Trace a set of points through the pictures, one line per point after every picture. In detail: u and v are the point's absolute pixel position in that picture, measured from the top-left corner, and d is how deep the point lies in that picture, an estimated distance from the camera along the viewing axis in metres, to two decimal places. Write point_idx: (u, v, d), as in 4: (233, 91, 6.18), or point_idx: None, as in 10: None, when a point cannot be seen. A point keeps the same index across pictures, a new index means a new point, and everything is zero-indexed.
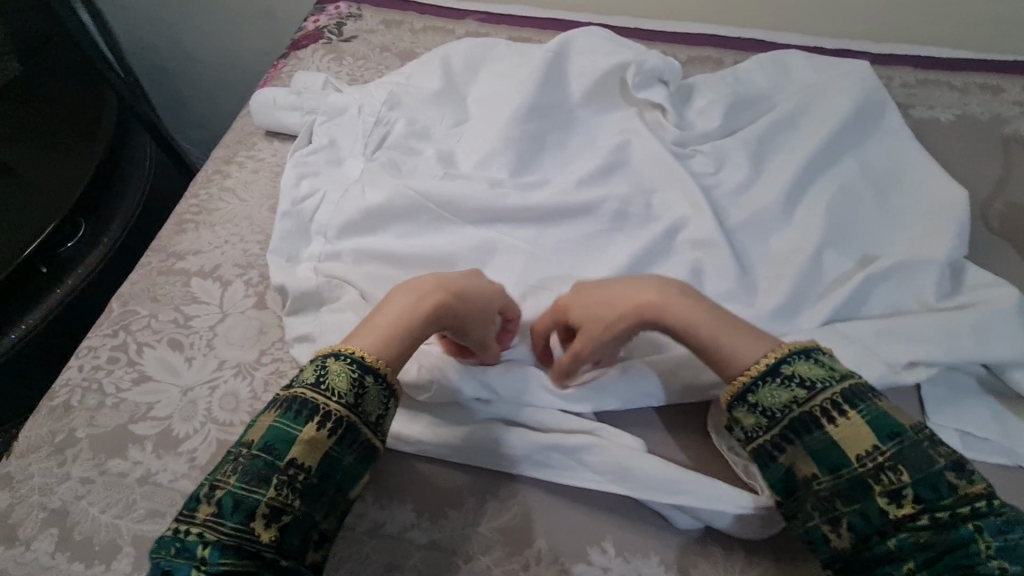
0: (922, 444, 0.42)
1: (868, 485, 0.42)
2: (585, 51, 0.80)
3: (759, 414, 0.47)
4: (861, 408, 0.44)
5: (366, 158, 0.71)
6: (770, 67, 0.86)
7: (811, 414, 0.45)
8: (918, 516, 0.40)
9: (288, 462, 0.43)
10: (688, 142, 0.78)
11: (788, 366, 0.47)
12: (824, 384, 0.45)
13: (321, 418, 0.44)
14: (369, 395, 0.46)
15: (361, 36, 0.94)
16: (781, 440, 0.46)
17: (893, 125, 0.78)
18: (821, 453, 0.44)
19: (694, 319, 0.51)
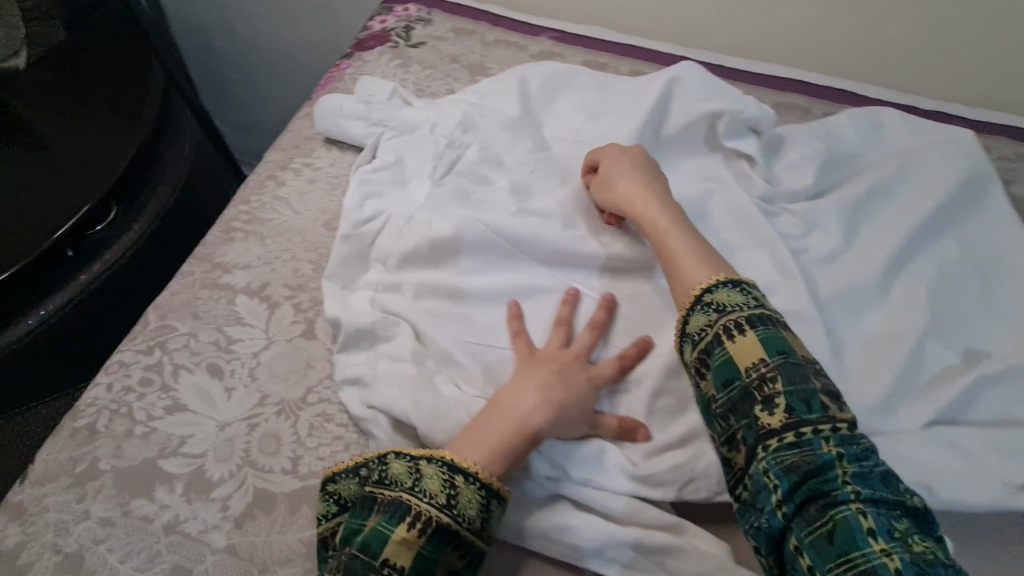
0: (805, 368, 0.44)
1: (751, 396, 0.44)
2: (676, 92, 0.74)
3: (687, 342, 0.49)
4: (759, 328, 0.46)
5: (433, 181, 0.65)
6: (863, 124, 0.81)
7: (715, 334, 0.47)
8: (787, 433, 0.41)
9: (382, 563, 0.40)
10: (776, 199, 0.72)
11: (709, 295, 0.50)
12: (737, 309, 0.48)
13: (415, 518, 0.42)
14: (462, 494, 0.43)
15: (429, 42, 0.89)
16: (699, 368, 0.48)
17: (998, 204, 0.73)
18: (719, 365, 0.46)
19: (670, 241, 0.55)
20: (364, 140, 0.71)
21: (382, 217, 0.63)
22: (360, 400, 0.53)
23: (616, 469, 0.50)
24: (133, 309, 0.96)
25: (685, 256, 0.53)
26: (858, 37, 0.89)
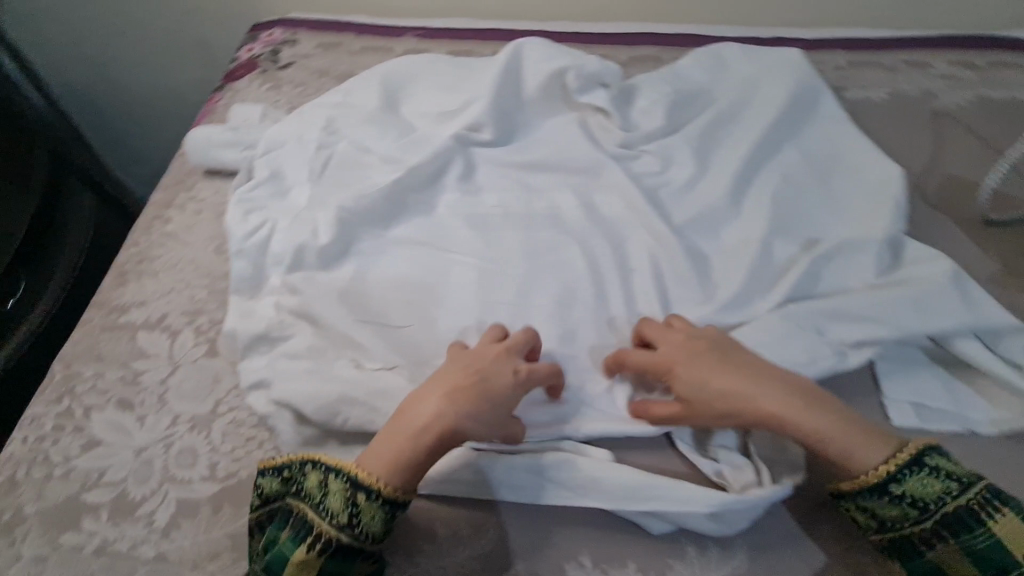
0: None
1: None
2: (528, 59, 0.79)
3: (907, 505, 0.47)
4: (1010, 505, 0.45)
5: (312, 185, 0.70)
6: (708, 62, 0.88)
7: (964, 508, 0.45)
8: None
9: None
10: (632, 143, 0.79)
11: (897, 484, 0.47)
12: (954, 488, 0.46)
13: (315, 539, 0.46)
14: (362, 512, 0.46)
15: (298, 61, 0.92)
16: (931, 535, 0.46)
17: (829, 110, 0.81)
18: (989, 547, 0.44)
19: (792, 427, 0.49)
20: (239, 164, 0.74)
21: (269, 224, 0.67)
22: (264, 401, 0.57)
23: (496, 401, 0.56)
24: None
25: (840, 439, 0.48)
26: None
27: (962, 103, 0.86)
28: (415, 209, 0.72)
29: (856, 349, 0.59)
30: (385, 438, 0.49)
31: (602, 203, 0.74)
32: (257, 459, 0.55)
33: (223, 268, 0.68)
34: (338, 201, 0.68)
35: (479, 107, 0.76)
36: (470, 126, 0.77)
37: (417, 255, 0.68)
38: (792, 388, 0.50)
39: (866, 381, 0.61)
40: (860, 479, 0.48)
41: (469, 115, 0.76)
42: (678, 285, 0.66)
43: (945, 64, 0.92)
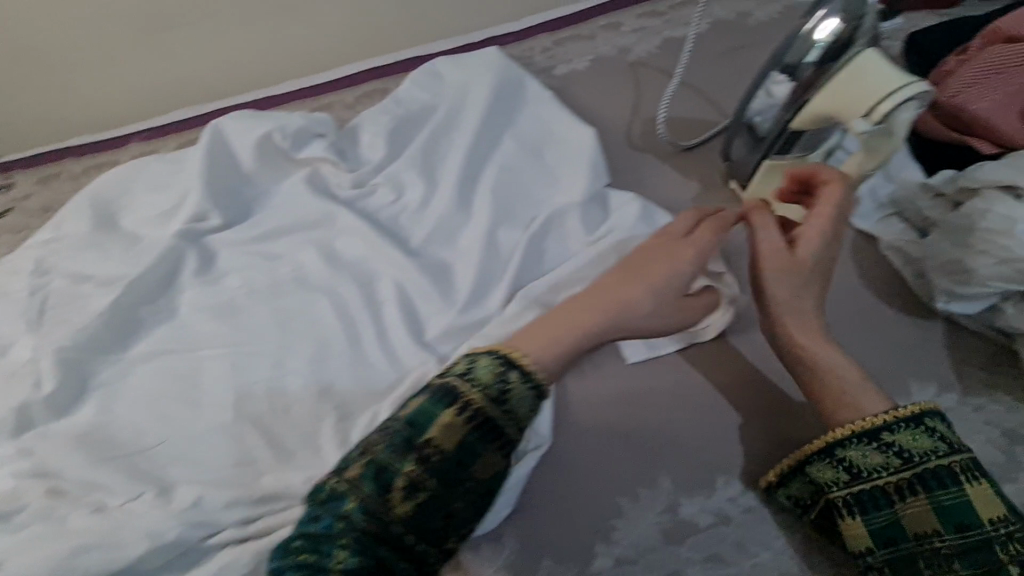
0: None
1: (992, 549, 0.44)
2: (232, 133, 0.79)
3: (888, 453, 0.48)
4: (982, 475, 0.46)
5: (32, 335, 0.67)
6: (423, 81, 0.91)
7: (948, 468, 0.46)
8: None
9: (426, 442, 0.45)
10: (362, 180, 0.81)
11: (890, 434, 0.48)
12: (935, 452, 0.47)
13: (461, 406, 0.46)
14: (509, 375, 0.49)
15: (16, 205, 0.87)
16: (902, 487, 0.47)
17: (533, 94, 0.87)
18: (951, 504, 0.46)
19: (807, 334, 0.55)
20: None
21: None
22: None
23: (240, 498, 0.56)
24: None
25: (838, 368, 0.53)
26: None
27: (653, 50, 0.95)
28: (153, 319, 0.70)
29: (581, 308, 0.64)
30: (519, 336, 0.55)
31: (344, 248, 0.75)
32: None
33: None
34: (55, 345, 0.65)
35: (195, 196, 0.76)
36: (195, 217, 0.76)
37: (164, 366, 0.67)
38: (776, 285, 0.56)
39: None
40: (845, 430, 0.50)
41: (190, 208, 0.76)
42: (422, 301, 0.69)
43: (634, 17, 1.01)
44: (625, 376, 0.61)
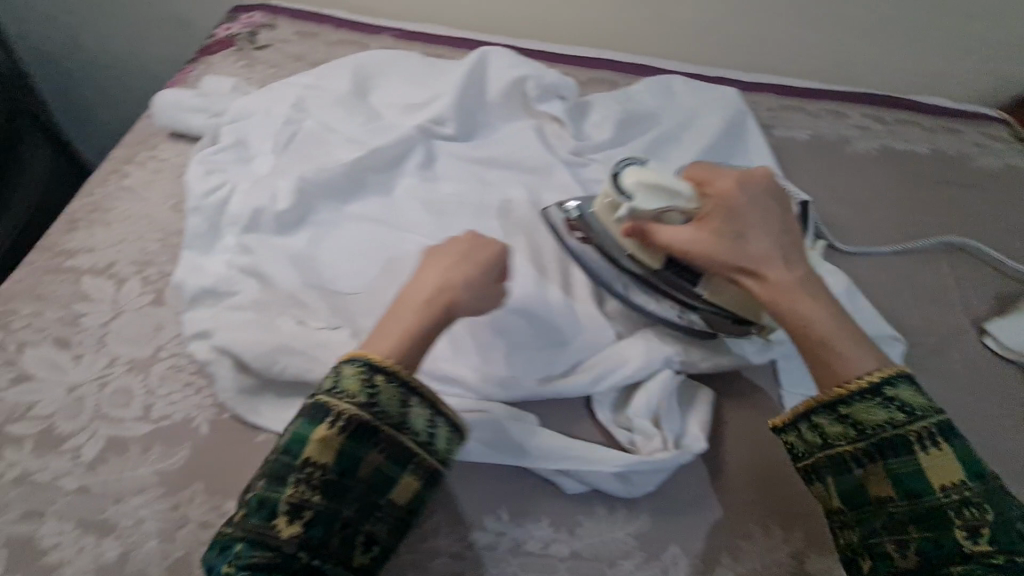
0: (1001, 494, 0.47)
1: (948, 516, 0.46)
2: (494, 65, 0.86)
3: (850, 426, 0.50)
4: (955, 442, 0.48)
5: (276, 155, 0.73)
6: (657, 90, 0.97)
7: (904, 437, 0.48)
8: (993, 555, 0.44)
9: (304, 461, 0.46)
10: (581, 151, 0.86)
11: (891, 388, 0.49)
12: (927, 413, 0.48)
13: (333, 419, 0.46)
14: (415, 414, 0.48)
15: (274, 45, 0.96)
16: (863, 455, 0.50)
17: (751, 144, 0.92)
18: (910, 475, 0.48)
19: (808, 310, 0.54)
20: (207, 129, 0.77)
21: (229, 185, 0.69)
22: (204, 351, 0.58)
23: (418, 367, 0.59)
24: None
25: (838, 334, 0.52)
26: (647, 19, 1.06)
27: (870, 149, 0.98)
28: (372, 187, 0.76)
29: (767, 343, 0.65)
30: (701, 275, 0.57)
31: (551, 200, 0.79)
32: (193, 403, 0.56)
33: (177, 225, 0.69)
34: (297, 173, 0.71)
35: (444, 103, 0.82)
36: (434, 120, 0.82)
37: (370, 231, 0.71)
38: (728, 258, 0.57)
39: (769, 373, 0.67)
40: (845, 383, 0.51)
41: (434, 110, 0.82)
42: None
43: (860, 114, 1.04)
44: None
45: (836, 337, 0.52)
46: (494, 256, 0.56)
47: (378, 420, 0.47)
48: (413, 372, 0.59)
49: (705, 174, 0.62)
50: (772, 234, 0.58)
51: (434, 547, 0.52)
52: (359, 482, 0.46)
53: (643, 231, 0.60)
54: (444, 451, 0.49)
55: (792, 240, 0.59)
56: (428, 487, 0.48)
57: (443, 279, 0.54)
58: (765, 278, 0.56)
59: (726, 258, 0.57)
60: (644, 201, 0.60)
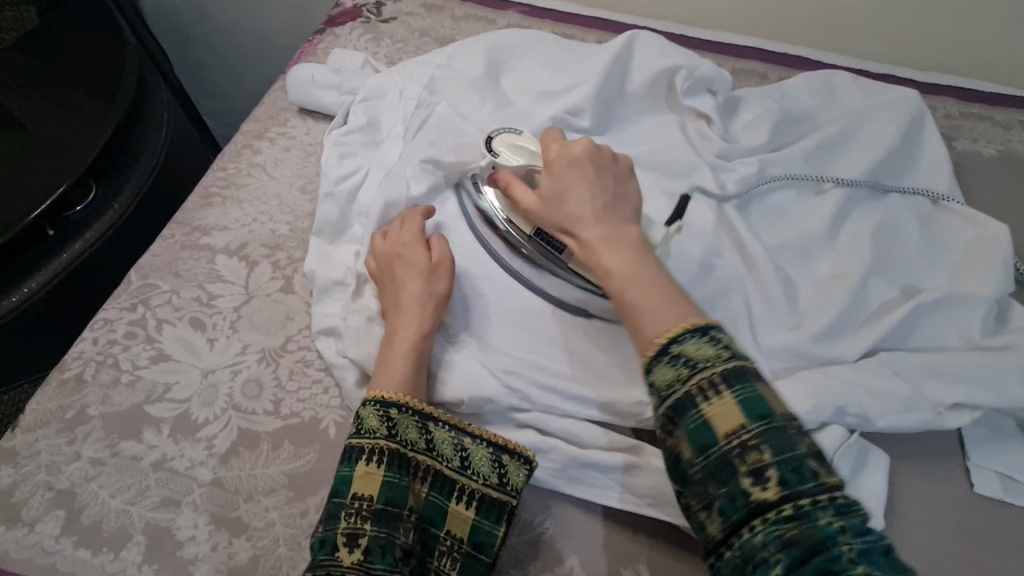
0: (788, 430, 0.40)
1: (733, 464, 0.39)
2: (639, 52, 0.76)
3: (650, 392, 0.44)
4: (735, 388, 0.41)
5: (404, 141, 0.69)
6: (818, 87, 0.81)
7: (688, 393, 0.42)
8: (783, 505, 0.37)
9: (352, 497, 0.44)
10: (732, 153, 0.73)
11: (676, 344, 0.44)
12: (711, 363, 0.42)
13: (368, 453, 0.46)
14: (474, 455, 0.48)
15: (400, 18, 0.91)
16: (663, 423, 0.43)
17: (935, 151, 0.76)
18: (695, 429, 0.41)
19: (610, 259, 0.50)
20: (337, 108, 0.75)
21: (360, 171, 0.66)
22: (332, 350, 0.56)
23: (554, 394, 0.53)
24: (93, 303, 0.83)
25: (650, 304, 0.47)
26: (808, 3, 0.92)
27: None
28: None
29: (949, 409, 0.56)
30: (589, 237, 0.51)
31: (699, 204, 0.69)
32: (321, 403, 0.54)
33: (306, 208, 0.67)
34: (424, 161, 0.65)
35: (585, 90, 0.72)
36: (571, 110, 0.72)
37: None
38: (614, 223, 0.52)
39: (951, 442, 0.58)
40: (669, 331, 0.45)
41: (573, 98, 0.72)
42: (766, 307, 0.62)
43: None
44: (964, 504, 0.55)
45: (634, 286, 0.48)
46: (410, 243, 0.57)
47: (436, 462, 0.48)
48: (549, 399, 0.53)
49: (551, 140, 0.57)
50: (598, 186, 0.54)
51: None
52: (436, 521, 0.47)
53: (501, 183, 0.57)
54: (514, 485, 0.48)
55: (619, 192, 0.54)
56: (489, 521, 0.47)
57: (391, 279, 0.56)
58: (580, 240, 0.52)
59: (551, 218, 0.54)
60: (508, 159, 0.58)
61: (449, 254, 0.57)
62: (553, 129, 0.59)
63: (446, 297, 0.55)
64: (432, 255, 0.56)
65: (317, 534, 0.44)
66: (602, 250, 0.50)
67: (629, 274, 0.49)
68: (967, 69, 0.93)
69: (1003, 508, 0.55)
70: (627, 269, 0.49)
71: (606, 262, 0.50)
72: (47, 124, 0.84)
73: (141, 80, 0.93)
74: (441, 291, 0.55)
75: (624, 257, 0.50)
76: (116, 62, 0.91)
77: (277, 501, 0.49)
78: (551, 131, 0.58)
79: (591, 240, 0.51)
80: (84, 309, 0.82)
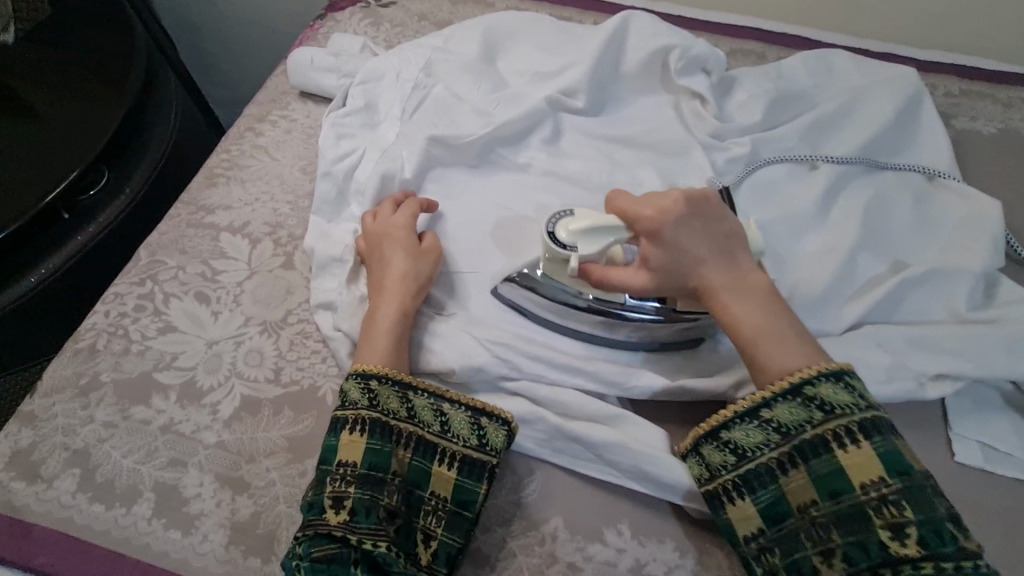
0: (926, 488, 0.44)
1: (868, 516, 0.43)
2: (633, 33, 0.77)
3: (771, 430, 0.47)
4: (875, 440, 0.45)
5: (401, 122, 0.70)
6: (815, 66, 0.81)
7: (822, 436, 0.46)
8: (922, 562, 0.41)
9: (337, 464, 0.48)
10: (725, 131, 0.73)
11: (814, 388, 0.47)
12: (848, 410, 0.46)
13: (351, 424, 0.49)
14: (453, 419, 0.51)
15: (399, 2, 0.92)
16: (785, 460, 0.47)
17: (931, 128, 0.76)
18: (831, 476, 0.45)
19: (739, 312, 0.50)
20: (336, 91, 0.77)
21: (357, 151, 0.68)
22: (330, 322, 0.58)
23: (542, 363, 0.55)
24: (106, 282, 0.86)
25: (785, 354, 0.49)
26: None
27: None
28: (499, 162, 0.70)
29: (932, 380, 0.57)
30: (714, 285, 0.52)
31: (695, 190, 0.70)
32: (320, 371, 0.57)
33: (306, 188, 0.70)
34: (418, 141, 0.66)
35: (579, 71, 0.73)
36: (565, 91, 0.73)
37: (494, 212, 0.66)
38: (735, 268, 0.52)
39: (936, 414, 0.59)
40: (789, 380, 0.48)
41: (567, 80, 0.73)
42: None
43: None
44: (946, 471, 0.56)
45: (766, 335, 0.49)
46: (400, 226, 0.59)
47: (417, 428, 0.50)
48: (534, 370, 0.55)
49: (631, 206, 0.54)
50: (708, 238, 0.53)
51: (551, 554, 0.50)
52: (422, 483, 0.49)
53: (595, 275, 0.53)
54: (492, 446, 0.50)
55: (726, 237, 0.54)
56: (471, 480, 0.49)
57: (378, 258, 0.58)
58: (706, 291, 0.52)
59: (669, 280, 0.52)
60: (586, 245, 0.52)
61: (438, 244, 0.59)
62: (618, 193, 0.55)
63: (428, 280, 0.57)
64: (423, 241, 0.59)
65: (309, 496, 0.48)
66: (732, 303, 0.51)
67: (763, 330, 0.50)
68: (970, 47, 0.92)
69: (984, 475, 0.56)
70: (755, 320, 0.50)
71: (731, 315, 0.51)
72: (60, 110, 0.87)
73: (150, 68, 0.96)
74: (425, 274, 0.57)
75: (758, 307, 0.50)
76: (125, 50, 0.94)
77: (277, 462, 0.52)
78: (619, 198, 0.55)
79: (717, 292, 0.51)
80: (96, 288, 0.85)
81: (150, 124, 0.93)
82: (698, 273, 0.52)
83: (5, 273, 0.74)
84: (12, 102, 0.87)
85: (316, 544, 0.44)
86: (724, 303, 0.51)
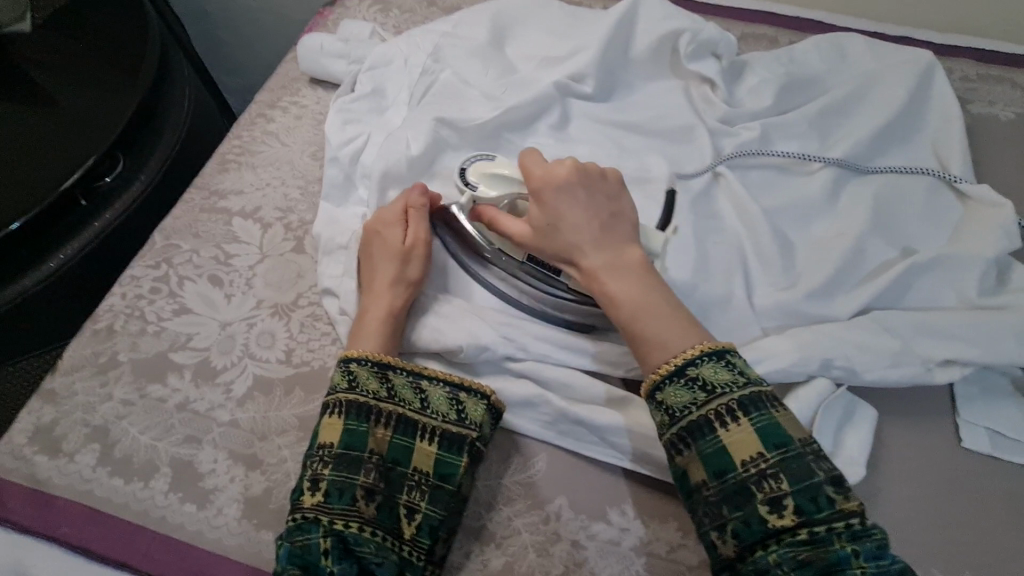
0: (805, 456, 0.44)
1: (750, 490, 0.44)
2: (642, 17, 0.76)
3: (663, 412, 0.48)
4: (753, 416, 0.45)
5: (408, 107, 0.71)
6: (828, 50, 0.79)
7: (705, 417, 0.46)
8: (798, 530, 0.42)
9: (316, 447, 0.49)
10: (734, 117, 0.73)
11: (692, 368, 0.47)
12: (727, 388, 0.46)
13: (330, 407, 0.50)
14: (432, 395, 0.52)
15: None
16: (675, 442, 0.47)
17: (947, 112, 0.74)
18: (712, 453, 0.45)
19: (616, 287, 0.51)
20: (345, 77, 0.77)
21: (365, 137, 0.69)
22: (337, 306, 0.59)
23: (546, 345, 0.56)
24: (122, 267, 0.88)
25: (660, 331, 0.49)
26: None
27: None
28: (507, 147, 0.70)
29: (939, 366, 0.57)
30: (592, 264, 0.53)
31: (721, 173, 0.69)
32: (330, 353, 0.58)
33: (316, 173, 0.70)
34: (424, 126, 0.66)
35: (588, 55, 0.73)
36: (573, 76, 0.73)
37: None
38: (618, 248, 0.53)
39: (944, 401, 0.59)
40: (664, 365, 0.48)
41: (574, 65, 0.73)
42: (762, 268, 0.63)
43: None
44: (952, 458, 0.56)
45: (642, 312, 0.50)
46: (389, 223, 0.58)
47: (397, 406, 0.51)
48: (540, 354, 0.56)
49: (531, 164, 0.57)
50: (590, 211, 0.54)
51: (555, 532, 0.51)
52: (402, 459, 0.49)
53: (487, 217, 0.57)
54: (471, 419, 0.51)
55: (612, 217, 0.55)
56: (451, 454, 0.50)
57: (368, 259, 0.58)
58: (586, 269, 0.53)
59: (551, 249, 0.54)
60: (487, 189, 0.58)
61: (423, 236, 0.58)
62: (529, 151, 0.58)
63: (418, 280, 0.57)
64: (407, 237, 0.58)
65: (298, 480, 0.49)
66: (611, 281, 0.52)
67: (640, 307, 0.50)
68: (993, 29, 0.90)
69: (991, 462, 0.56)
70: (636, 299, 0.51)
71: (610, 292, 0.51)
72: (75, 97, 0.88)
73: (164, 56, 0.97)
74: (413, 274, 0.57)
75: (634, 284, 0.51)
76: (139, 39, 0.95)
77: (287, 440, 0.53)
78: (530, 155, 0.57)
79: (597, 270, 0.52)
80: (114, 272, 0.87)
81: (164, 112, 0.94)
82: (580, 253, 0.53)
83: (24, 257, 0.76)
84: (28, 89, 0.88)
85: (296, 528, 0.45)
86: (602, 280, 0.52)
